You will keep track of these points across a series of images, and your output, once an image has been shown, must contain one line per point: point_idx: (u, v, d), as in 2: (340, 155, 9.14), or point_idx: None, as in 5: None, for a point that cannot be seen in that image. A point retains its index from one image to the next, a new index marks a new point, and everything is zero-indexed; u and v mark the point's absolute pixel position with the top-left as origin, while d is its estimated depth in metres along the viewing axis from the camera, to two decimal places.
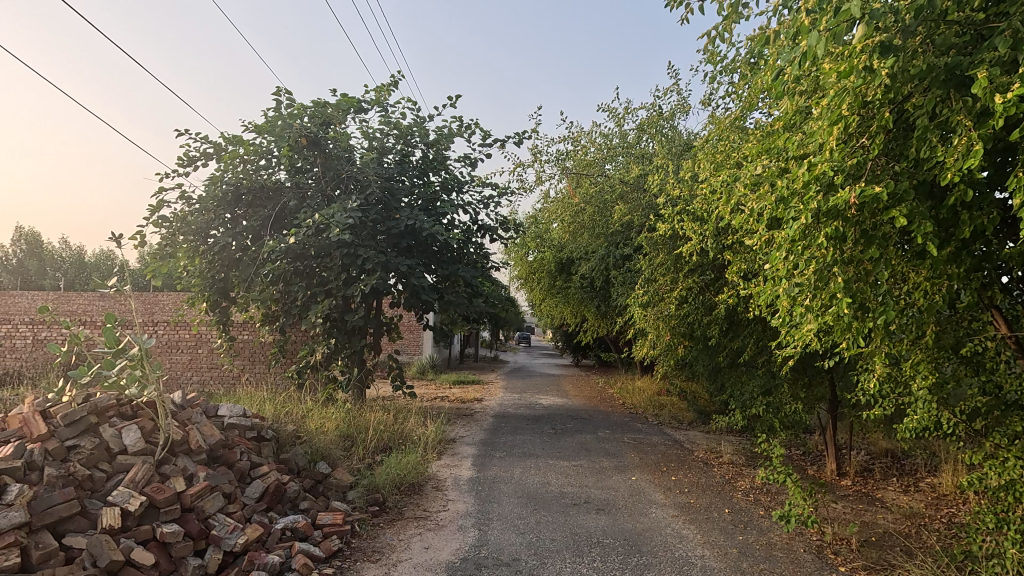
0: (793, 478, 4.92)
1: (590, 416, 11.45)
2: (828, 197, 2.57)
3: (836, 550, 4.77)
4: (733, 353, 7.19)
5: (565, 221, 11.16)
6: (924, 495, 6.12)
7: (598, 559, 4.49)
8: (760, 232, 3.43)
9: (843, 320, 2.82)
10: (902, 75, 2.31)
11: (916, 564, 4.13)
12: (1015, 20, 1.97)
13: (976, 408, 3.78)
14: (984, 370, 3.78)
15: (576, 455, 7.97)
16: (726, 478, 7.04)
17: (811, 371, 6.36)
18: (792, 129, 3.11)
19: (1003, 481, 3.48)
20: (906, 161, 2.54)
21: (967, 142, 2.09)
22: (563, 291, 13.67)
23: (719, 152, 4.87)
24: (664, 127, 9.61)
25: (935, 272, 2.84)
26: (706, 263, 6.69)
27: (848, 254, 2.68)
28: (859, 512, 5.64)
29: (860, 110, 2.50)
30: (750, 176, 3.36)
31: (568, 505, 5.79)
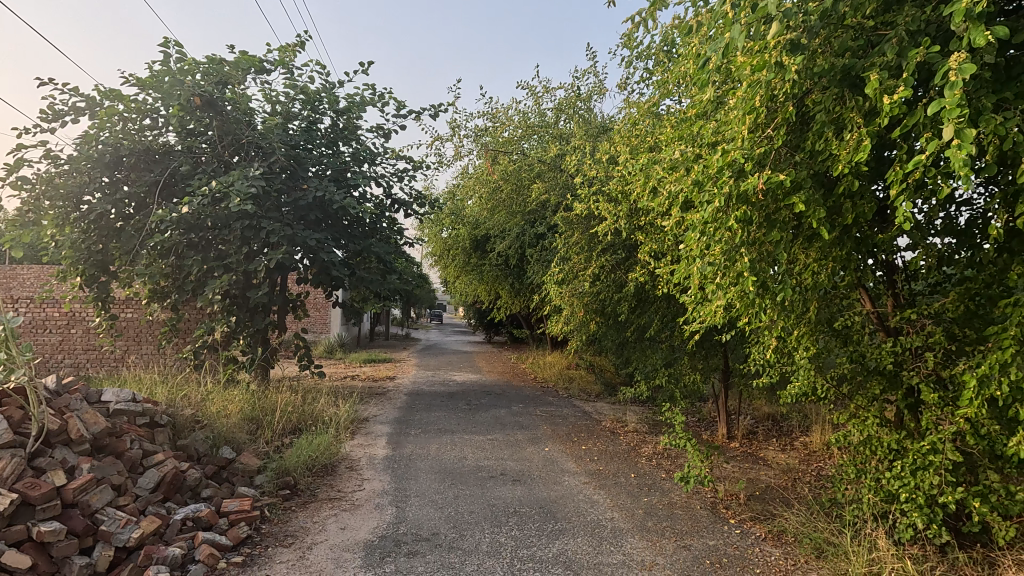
0: (692, 442, 5.35)
1: (503, 391, 11.69)
2: (738, 182, 2.74)
3: (727, 505, 5.29)
4: (640, 328, 7.62)
5: (481, 197, 11.09)
6: (798, 452, 6.91)
7: (515, 528, 4.65)
8: (674, 214, 3.59)
9: (746, 297, 3.06)
10: (806, 72, 2.50)
11: (792, 513, 4.72)
12: (901, 28, 2.18)
13: (844, 375, 4.32)
14: (851, 342, 4.29)
15: (491, 430, 8.12)
16: (631, 445, 7.50)
17: (708, 345, 6.91)
18: (705, 117, 3.29)
19: (863, 436, 4.14)
20: (803, 152, 2.78)
21: (857, 138, 2.33)
22: (478, 268, 13.66)
23: (634, 136, 5.05)
24: (581, 108, 9.76)
25: (822, 253, 3.19)
26: (618, 243, 6.97)
27: (753, 235, 2.89)
28: (745, 470, 6.28)
29: (768, 103, 2.69)
30: (667, 161, 3.51)
31: (485, 478, 5.91)
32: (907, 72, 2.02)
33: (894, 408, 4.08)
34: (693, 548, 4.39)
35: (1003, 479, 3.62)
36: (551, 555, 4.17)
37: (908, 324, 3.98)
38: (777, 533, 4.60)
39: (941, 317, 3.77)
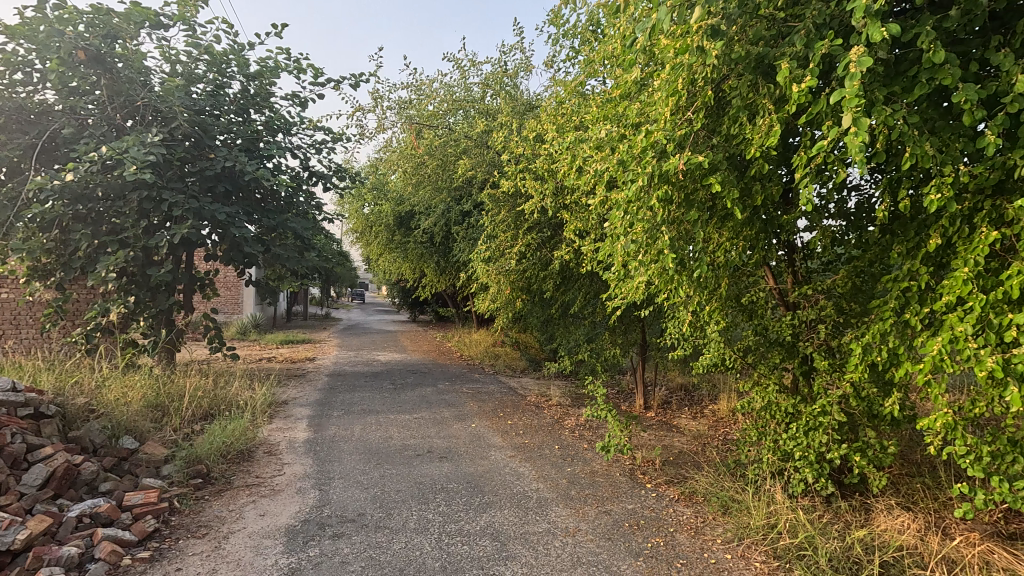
0: (613, 413, 5.59)
1: (428, 369, 11.62)
2: (661, 163, 2.83)
3: (644, 470, 5.61)
4: (565, 305, 7.81)
5: (405, 172, 10.78)
6: (707, 418, 7.43)
7: (443, 504, 4.67)
8: (598, 194, 3.67)
9: (664, 274, 3.20)
10: (724, 58, 2.60)
11: (702, 475, 5.09)
12: (810, 21, 2.31)
13: (749, 346, 4.66)
14: (755, 316, 4.64)
15: (417, 408, 8.07)
16: (555, 418, 7.73)
17: (628, 321, 7.21)
18: (630, 98, 3.36)
19: (765, 402, 4.51)
20: (720, 135, 2.92)
21: (769, 124, 2.47)
22: (402, 246, 13.36)
23: (561, 114, 5.09)
24: (507, 84, 9.66)
25: (733, 232, 3.41)
26: (544, 221, 7.06)
27: (673, 215, 3.01)
28: (660, 437, 6.67)
29: (689, 87, 2.79)
30: (592, 140, 3.56)
31: (412, 457, 5.88)
32: (813, 62, 2.16)
33: (792, 375, 4.47)
34: (612, 512, 4.62)
35: (878, 435, 4.09)
36: (478, 528, 4.24)
37: (805, 299, 4.35)
38: (688, 494, 4.95)
39: (833, 293, 4.15)
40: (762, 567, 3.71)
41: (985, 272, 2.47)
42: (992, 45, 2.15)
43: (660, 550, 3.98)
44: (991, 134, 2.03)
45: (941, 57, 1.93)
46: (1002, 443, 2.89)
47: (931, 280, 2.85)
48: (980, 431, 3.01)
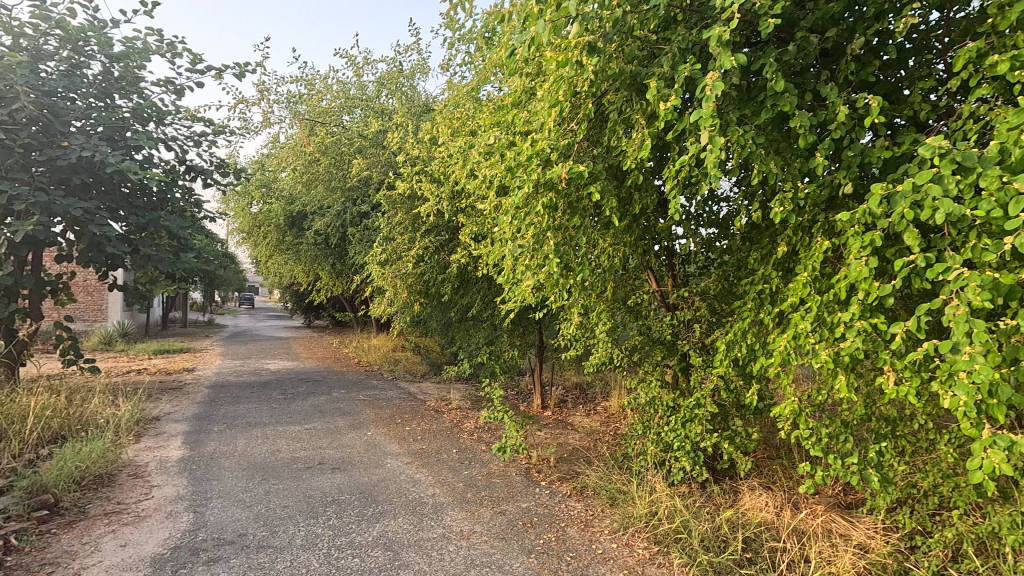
0: (509, 414, 5.69)
1: (323, 377, 11.10)
2: (545, 170, 2.92)
3: (539, 469, 5.76)
4: (464, 308, 7.82)
5: (296, 170, 10.23)
6: (600, 415, 7.79)
7: (333, 517, 4.48)
8: (490, 198, 3.71)
9: (551, 278, 3.31)
10: (602, 73, 2.75)
11: (592, 470, 5.33)
12: (676, 45, 2.51)
13: (634, 346, 4.94)
14: (640, 317, 4.93)
15: (309, 418, 7.68)
16: (454, 422, 7.71)
17: (526, 323, 7.37)
18: (520, 106, 3.44)
19: (649, 397, 4.81)
20: (601, 146, 3.07)
21: (641, 138, 2.65)
22: (294, 247, 12.66)
23: (456, 118, 5.09)
24: (404, 85, 9.48)
25: (614, 238, 3.63)
26: (441, 224, 7.02)
27: (558, 221, 3.12)
28: (556, 435, 6.89)
29: (572, 99, 2.91)
30: (483, 145, 3.59)
31: (301, 469, 5.58)
32: (677, 84, 2.35)
33: (672, 372, 4.81)
34: (507, 512, 4.70)
35: (744, 423, 4.51)
36: (370, 539, 4.11)
37: (682, 301, 4.69)
38: (580, 488, 5.16)
39: (706, 295, 4.52)
40: (644, 552, 3.96)
41: (821, 276, 2.82)
42: (822, 78, 2.46)
43: (552, 545, 4.10)
44: (820, 157, 2.33)
45: (781, 87, 2.18)
46: (836, 426, 3.31)
47: (780, 283, 3.20)
48: (821, 416, 3.43)
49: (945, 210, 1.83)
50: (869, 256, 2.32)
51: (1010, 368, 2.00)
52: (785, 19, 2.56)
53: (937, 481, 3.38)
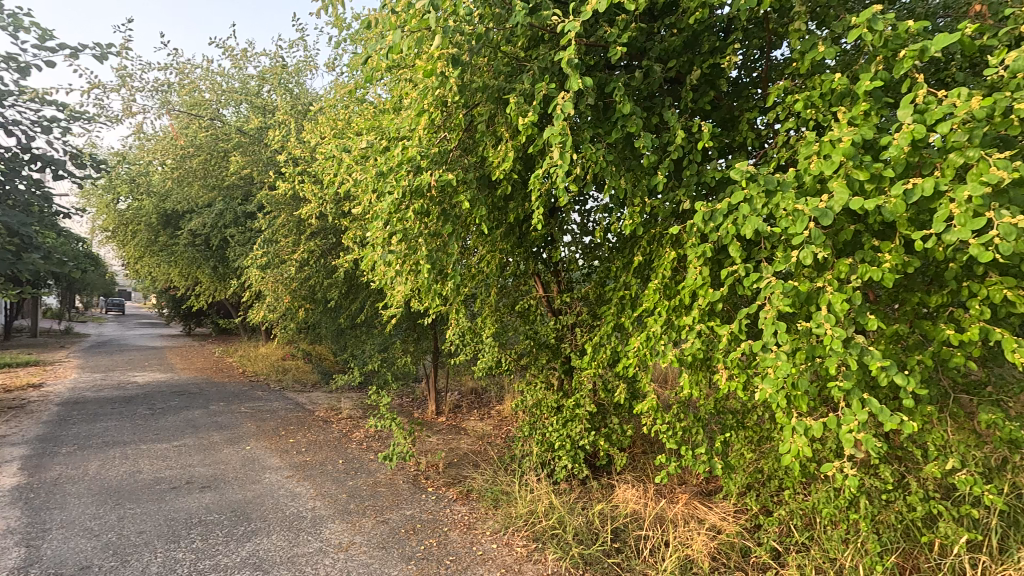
0: (396, 421, 5.61)
1: (199, 389, 10.25)
2: (416, 177, 2.95)
3: (427, 475, 5.73)
4: (354, 314, 7.60)
5: (167, 165, 9.38)
6: (493, 419, 7.89)
7: (198, 540, 4.16)
8: (364, 203, 3.67)
9: (426, 283, 3.33)
10: (470, 86, 2.85)
11: (480, 474, 5.39)
12: (536, 65, 2.67)
13: (521, 350, 5.08)
14: (529, 321, 5.08)
15: (178, 435, 7.06)
16: (342, 432, 7.45)
17: (420, 328, 7.31)
18: (397, 111, 3.43)
19: (536, 399, 4.97)
20: (474, 156, 3.17)
21: (507, 150, 2.77)
22: (168, 249, 11.62)
23: (339, 119, 4.97)
24: (289, 81, 9.05)
25: (491, 244, 3.78)
26: (328, 227, 6.79)
27: (432, 228, 3.16)
28: (448, 441, 6.88)
29: (443, 110, 2.98)
30: (359, 150, 3.55)
31: (164, 491, 5.12)
32: (535, 101, 2.48)
33: (556, 374, 4.99)
34: (390, 520, 4.63)
35: (620, 421, 4.78)
36: (238, 560, 3.87)
37: (567, 306, 4.90)
38: (466, 492, 5.21)
39: (586, 301, 4.74)
40: (522, 550, 4.08)
41: (672, 283, 3.08)
42: (667, 104, 2.72)
43: (432, 550, 4.10)
44: (662, 175, 2.58)
45: (626, 109, 2.38)
46: (691, 420, 3.61)
47: (640, 289, 3.47)
48: (679, 411, 3.73)
49: (752, 226, 2.10)
50: (703, 265, 2.59)
51: (809, 363, 2.32)
52: (637, 48, 2.81)
53: (773, 465, 3.68)
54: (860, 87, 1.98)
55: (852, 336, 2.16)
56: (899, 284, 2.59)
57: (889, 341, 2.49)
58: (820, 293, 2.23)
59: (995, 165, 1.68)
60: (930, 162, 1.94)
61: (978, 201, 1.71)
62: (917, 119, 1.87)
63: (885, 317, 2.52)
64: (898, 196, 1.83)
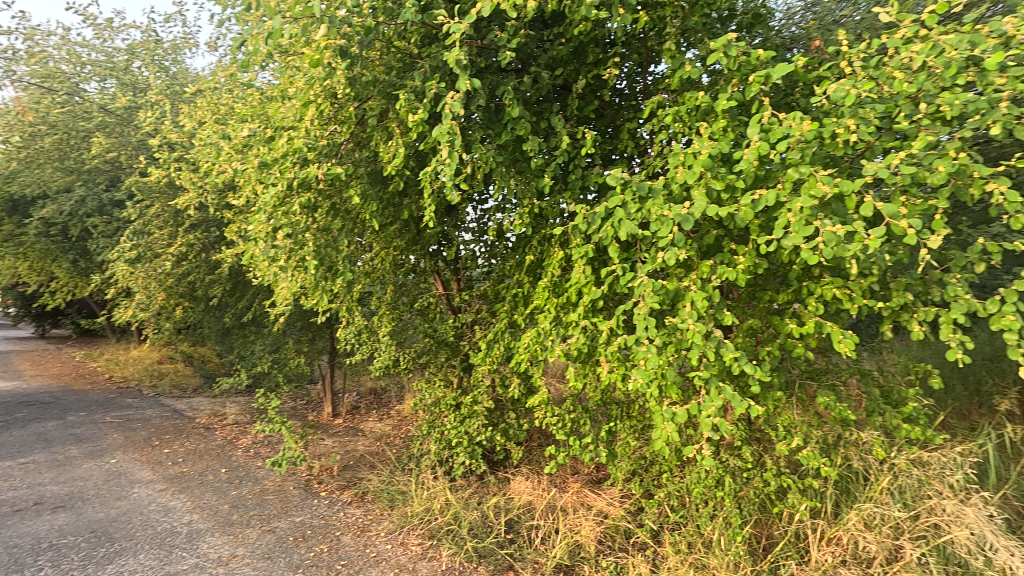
0: (286, 425, 5.34)
1: (54, 398, 9.08)
2: (302, 169, 2.83)
3: (320, 479, 5.51)
4: (240, 313, 7.12)
5: (11, 143, 8.20)
6: (393, 419, 7.75)
7: (48, 567, 3.71)
8: (246, 195, 3.45)
9: (314, 280, 3.21)
10: (360, 78, 2.79)
11: (376, 475, 5.28)
12: (428, 63, 2.68)
13: (420, 348, 5.04)
14: (427, 319, 5.05)
15: (26, 450, 6.22)
16: (227, 439, 6.95)
17: (314, 327, 7.01)
18: (284, 99, 3.28)
19: (433, 397, 4.96)
20: (367, 151, 3.11)
21: (399, 146, 2.75)
22: (13, 239, 10.16)
23: (221, 104, 4.64)
24: (164, 58, 8.26)
25: (386, 242, 3.75)
26: (209, 219, 6.32)
27: (321, 223, 3.05)
28: (344, 443, 6.66)
29: (332, 101, 2.90)
30: (240, 138, 3.34)
31: (6, 514, 4.50)
32: (426, 99, 2.49)
33: (455, 372, 4.98)
34: (277, 529, 4.41)
35: (517, 415, 4.89)
36: None
37: (465, 304, 4.93)
38: (361, 494, 5.08)
39: (485, 299, 4.80)
40: (416, 549, 4.06)
41: (561, 282, 3.22)
42: (555, 110, 2.85)
43: (322, 556, 3.97)
44: (549, 178, 2.69)
45: (515, 113, 2.46)
46: (579, 412, 3.80)
47: (532, 287, 3.59)
48: (569, 404, 3.90)
49: (627, 229, 2.26)
50: (586, 265, 2.75)
51: (678, 355, 2.54)
52: (528, 54, 2.92)
53: (653, 451, 3.96)
54: (718, 106, 2.21)
55: (713, 331, 2.40)
56: (754, 284, 2.91)
57: (745, 334, 2.79)
58: (686, 291, 2.45)
59: (821, 181, 1.96)
60: (774, 176, 2.21)
61: (807, 211, 1.98)
62: (763, 137, 2.12)
63: (743, 313, 2.82)
64: (746, 205, 2.07)
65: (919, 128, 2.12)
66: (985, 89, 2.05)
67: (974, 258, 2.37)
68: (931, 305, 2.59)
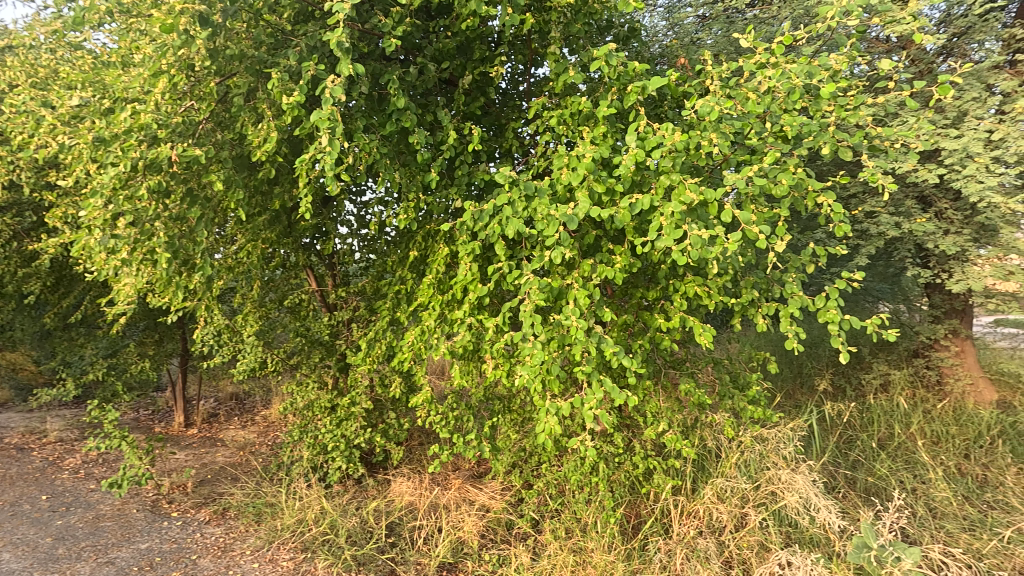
0: (127, 440, 4.66)
1: None
2: (151, 149, 2.47)
3: (170, 498, 4.90)
4: (65, 312, 6.08)
5: None
6: (257, 425, 7.13)
7: None
8: (76, 174, 2.94)
9: (164, 274, 2.82)
10: (223, 51, 2.51)
11: (239, 488, 4.82)
12: (303, 41, 2.48)
13: (291, 349, 4.69)
14: (299, 317, 4.71)
15: None
16: (48, 460, 5.92)
17: (162, 327, 6.20)
18: (127, 66, 2.84)
19: (306, 401, 4.64)
20: (231, 133, 2.81)
21: (269, 130, 2.51)
22: None
23: (41, 64, 3.91)
24: None
25: (253, 234, 3.47)
26: (24, 201, 5.31)
27: (174, 211, 2.69)
28: (199, 456, 6.00)
29: (188, 73, 2.57)
30: (68, 107, 2.83)
31: None
32: (302, 80, 2.29)
33: (330, 373, 4.70)
34: (117, 559, 3.85)
35: (397, 415, 4.75)
36: None
37: (342, 300, 4.67)
38: (222, 511, 4.61)
39: (363, 295, 4.59)
40: (288, 564, 3.78)
41: (446, 279, 3.17)
42: (440, 104, 2.80)
43: None
44: (435, 172, 2.64)
45: (400, 103, 2.36)
46: (462, 409, 3.78)
47: (415, 284, 3.50)
48: (452, 401, 3.86)
49: (515, 227, 2.28)
50: (472, 262, 2.73)
51: (561, 351, 2.62)
52: (412, 43, 2.82)
53: (533, 443, 4.08)
54: (599, 112, 2.31)
55: (593, 326, 2.51)
56: (627, 281, 3.11)
57: (620, 329, 2.97)
58: (568, 288, 2.54)
59: (689, 188, 2.13)
60: (648, 182, 2.36)
61: (677, 216, 2.15)
62: (639, 145, 2.26)
63: (617, 309, 3.00)
64: (624, 208, 2.19)
65: (766, 144, 2.39)
66: (816, 115, 2.38)
67: (806, 259, 2.74)
68: (771, 301, 2.95)
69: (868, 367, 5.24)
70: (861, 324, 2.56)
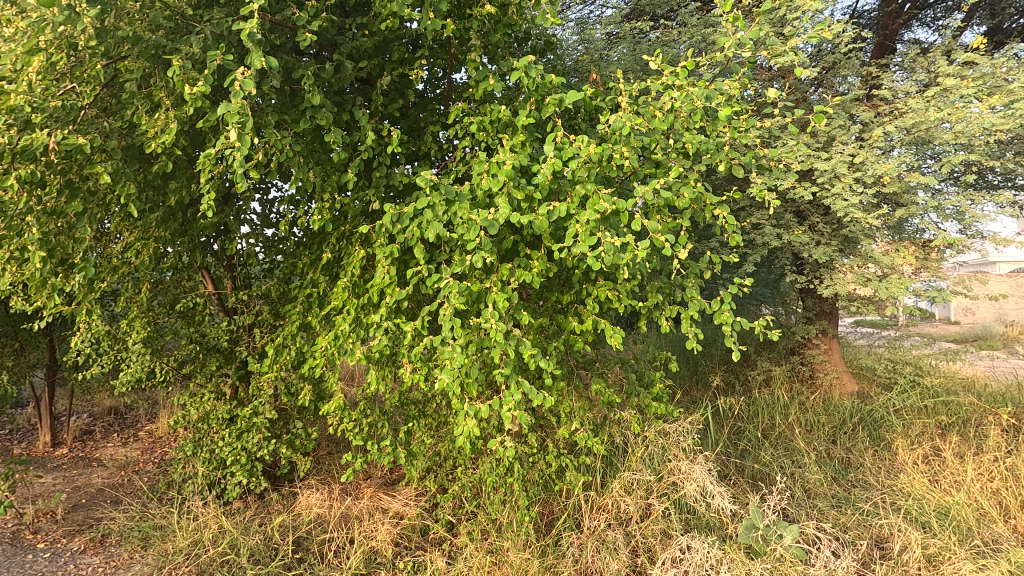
0: None
1: None
2: (23, 134, 2.20)
3: (36, 527, 4.33)
4: None
5: None
6: (141, 442, 6.47)
7: None
8: None
9: (35, 275, 2.50)
10: (114, 33, 2.29)
11: (122, 511, 4.36)
12: (207, 28, 2.32)
13: (184, 357, 4.33)
14: (193, 323, 4.35)
15: None
16: None
17: (25, 335, 5.46)
18: None
19: (201, 412, 4.30)
20: (120, 121, 2.56)
21: (167, 121, 2.33)
22: None
23: None
24: None
25: (143, 232, 3.17)
26: None
27: (50, 205, 2.41)
28: (71, 479, 5.35)
29: (70, 53, 2.32)
30: None
31: None
32: (206, 70, 2.15)
33: (229, 382, 4.39)
34: None
35: (304, 424, 4.52)
36: None
37: (243, 304, 4.39)
38: (101, 538, 4.14)
39: (267, 298, 4.34)
40: None
41: (361, 282, 3.09)
42: (356, 103, 2.73)
43: None
44: (351, 172, 2.57)
45: (316, 100, 2.28)
46: (376, 414, 3.68)
47: (326, 287, 3.36)
48: (365, 407, 3.74)
49: (435, 230, 2.27)
50: (390, 265, 2.68)
51: (479, 354, 2.64)
52: (327, 39, 2.74)
53: (449, 447, 4.06)
54: (518, 121, 2.37)
55: (511, 329, 2.55)
56: (541, 286, 3.18)
57: (536, 332, 3.05)
58: (487, 292, 2.57)
59: (602, 197, 2.24)
60: (564, 190, 2.46)
61: (592, 223, 2.25)
62: (556, 154, 2.34)
63: (532, 312, 3.07)
64: (543, 215, 2.26)
65: (670, 159, 2.58)
66: (713, 134, 2.60)
67: (704, 266, 2.96)
68: (673, 304, 3.16)
69: (754, 365, 5.74)
70: (751, 324, 2.81)
